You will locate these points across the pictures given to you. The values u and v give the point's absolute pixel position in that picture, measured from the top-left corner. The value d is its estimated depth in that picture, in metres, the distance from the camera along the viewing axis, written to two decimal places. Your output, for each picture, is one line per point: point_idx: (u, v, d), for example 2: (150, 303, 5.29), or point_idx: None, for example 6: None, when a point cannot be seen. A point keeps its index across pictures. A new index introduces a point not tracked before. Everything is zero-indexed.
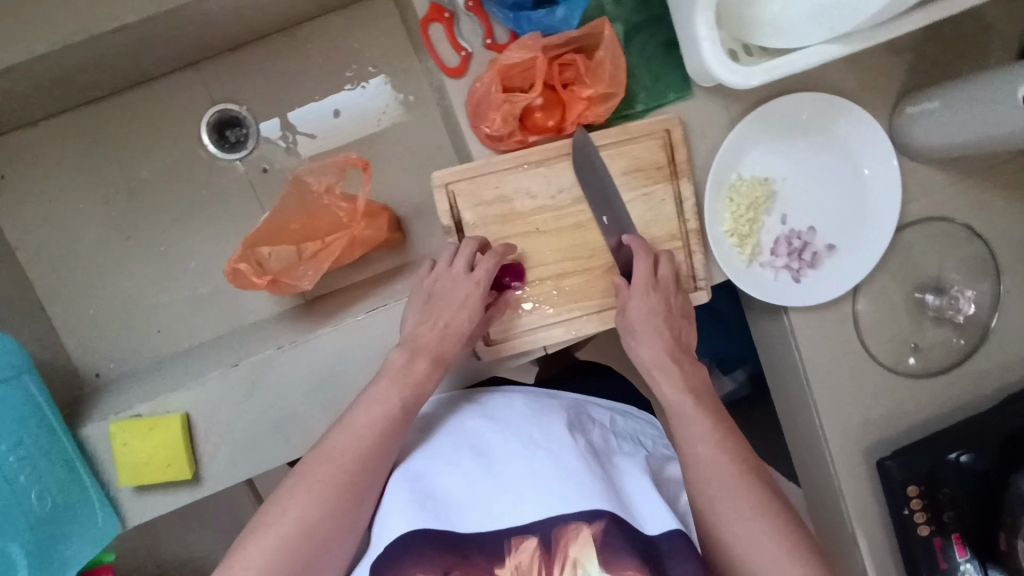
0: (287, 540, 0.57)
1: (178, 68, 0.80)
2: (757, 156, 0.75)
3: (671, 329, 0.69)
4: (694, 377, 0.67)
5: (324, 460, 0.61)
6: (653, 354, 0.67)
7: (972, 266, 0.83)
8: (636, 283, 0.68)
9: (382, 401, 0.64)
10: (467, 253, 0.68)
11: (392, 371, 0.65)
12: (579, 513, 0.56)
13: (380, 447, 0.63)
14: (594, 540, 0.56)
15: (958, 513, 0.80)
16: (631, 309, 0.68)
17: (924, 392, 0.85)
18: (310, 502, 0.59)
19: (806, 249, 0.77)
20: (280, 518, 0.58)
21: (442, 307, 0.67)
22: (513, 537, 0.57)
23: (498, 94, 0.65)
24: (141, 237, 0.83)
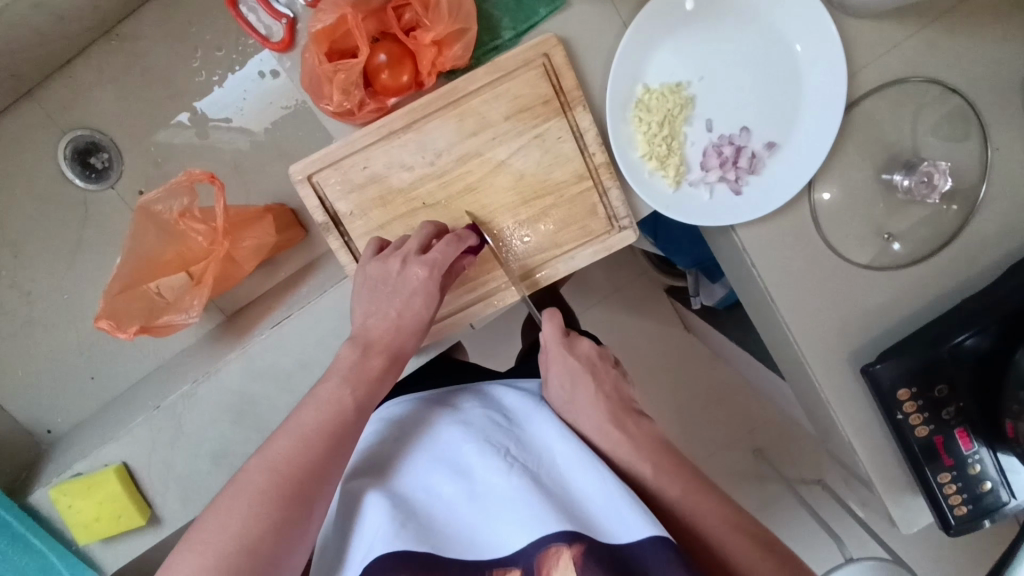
0: (224, 560, 0.44)
1: (20, 100, 0.81)
2: (663, 58, 0.63)
3: (606, 394, 0.62)
4: (646, 438, 0.59)
5: (268, 469, 0.48)
6: (596, 424, 0.60)
7: (950, 126, 0.71)
8: (551, 352, 0.63)
9: (331, 402, 0.53)
10: (425, 235, 0.60)
11: (343, 368, 0.55)
12: (565, 532, 0.48)
13: (334, 450, 0.51)
14: (574, 564, 0.48)
15: (960, 406, 0.70)
16: (553, 383, 0.63)
17: (916, 283, 0.74)
18: (251, 513, 0.46)
19: (741, 154, 0.66)
20: (213, 535, 0.45)
21: (392, 296, 0.58)
22: (495, 570, 0.49)
23: (325, 66, 0.58)
24: (45, 287, 0.85)
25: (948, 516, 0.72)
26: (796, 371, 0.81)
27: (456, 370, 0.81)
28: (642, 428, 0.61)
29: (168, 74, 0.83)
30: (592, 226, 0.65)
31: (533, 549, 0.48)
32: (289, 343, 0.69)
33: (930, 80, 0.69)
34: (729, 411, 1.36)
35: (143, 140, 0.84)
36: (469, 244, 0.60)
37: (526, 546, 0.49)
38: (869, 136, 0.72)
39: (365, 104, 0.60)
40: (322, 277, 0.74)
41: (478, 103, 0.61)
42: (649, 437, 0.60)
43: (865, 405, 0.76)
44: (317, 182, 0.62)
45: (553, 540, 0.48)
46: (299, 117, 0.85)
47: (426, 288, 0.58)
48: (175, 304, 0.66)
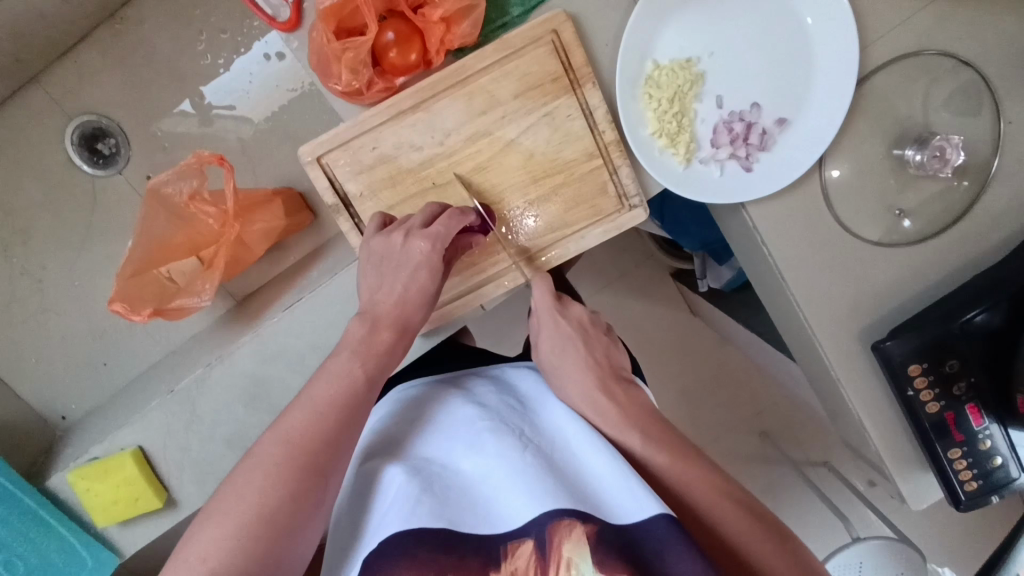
0: (243, 528, 0.44)
1: (25, 85, 0.80)
2: (674, 34, 0.63)
3: (593, 358, 0.63)
4: (634, 406, 0.60)
5: (283, 442, 0.48)
6: (575, 389, 0.61)
7: (962, 100, 0.70)
8: (543, 317, 0.65)
9: (343, 377, 0.53)
10: (430, 211, 0.59)
11: (352, 343, 0.56)
12: (575, 509, 0.48)
13: (348, 425, 0.51)
14: (588, 540, 0.46)
15: (971, 382, 0.70)
16: (543, 347, 0.64)
17: (926, 259, 0.73)
18: (267, 483, 0.46)
19: (752, 131, 0.65)
20: (231, 504, 0.45)
21: (397, 272, 0.58)
22: (508, 543, 0.48)
23: (334, 45, 0.58)
24: (56, 273, 0.85)
25: (958, 491, 0.72)
26: (806, 350, 0.80)
27: (466, 354, 0.81)
28: (630, 394, 0.61)
29: (173, 58, 0.83)
30: (603, 205, 0.65)
31: (545, 520, 0.47)
32: (301, 326, 0.69)
33: (943, 53, 0.68)
34: (736, 392, 1.36)
35: (149, 125, 0.84)
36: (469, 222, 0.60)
37: (540, 515, 0.47)
38: (880, 112, 0.71)
39: (373, 84, 0.60)
40: (331, 260, 0.74)
41: (486, 82, 0.60)
42: (637, 407, 0.60)
43: (875, 382, 0.76)
44: (326, 163, 0.61)
45: (566, 512, 0.47)
46: (305, 101, 0.85)
47: (428, 262, 0.58)
48: (186, 288, 0.66)
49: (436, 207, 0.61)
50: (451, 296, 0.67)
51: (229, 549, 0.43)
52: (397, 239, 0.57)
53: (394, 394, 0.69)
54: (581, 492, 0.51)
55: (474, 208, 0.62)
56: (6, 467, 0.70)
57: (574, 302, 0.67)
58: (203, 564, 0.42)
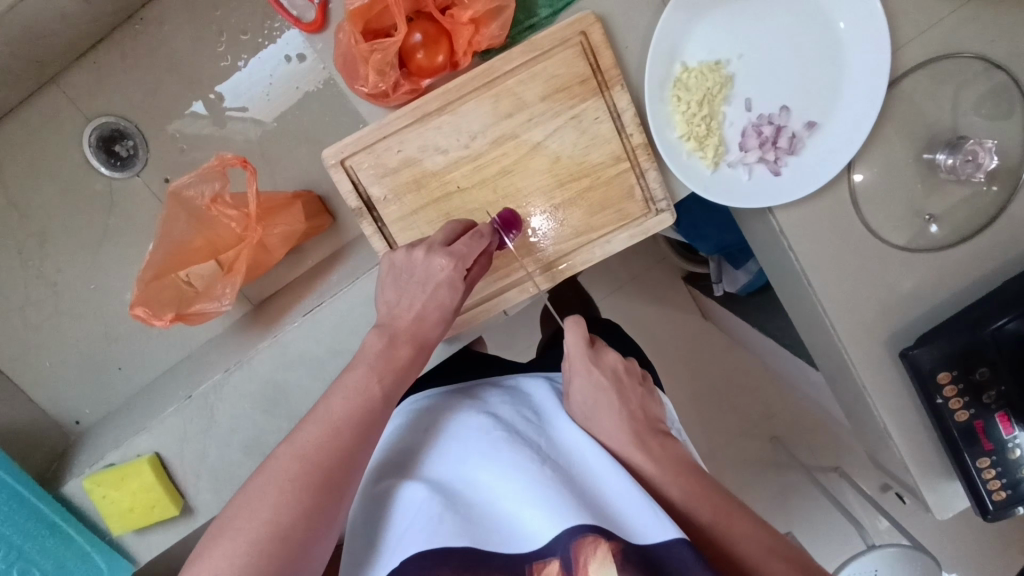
0: (257, 546, 0.43)
1: (42, 85, 0.80)
2: (703, 35, 0.62)
3: (630, 411, 0.60)
4: (671, 459, 0.57)
5: (298, 457, 0.47)
6: (616, 442, 0.58)
7: (994, 103, 0.69)
8: (576, 365, 0.62)
9: (360, 389, 0.52)
10: (454, 228, 0.59)
11: (371, 354, 0.55)
12: (596, 525, 0.47)
13: (362, 441, 0.50)
14: (613, 557, 0.46)
15: (1002, 391, 0.69)
16: (576, 397, 0.61)
17: (955, 265, 0.72)
18: (282, 499, 0.45)
19: (781, 134, 0.64)
20: (246, 521, 0.44)
21: (418, 284, 0.57)
22: (532, 562, 0.47)
23: (361, 46, 0.57)
24: (71, 276, 0.84)
25: (986, 501, 0.71)
26: (830, 357, 0.79)
27: (485, 360, 0.80)
28: (667, 448, 0.58)
29: (191, 60, 0.82)
30: (628, 209, 0.64)
31: (567, 536, 0.46)
32: (321, 330, 0.68)
33: (976, 56, 0.67)
34: (749, 397, 1.35)
35: (166, 126, 0.83)
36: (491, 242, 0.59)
37: (561, 532, 0.46)
38: (911, 115, 0.70)
39: (399, 85, 0.60)
40: (351, 264, 0.73)
41: (514, 84, 0.59)
42: (674, 461, 0.57)
43: (900, 389, 0.75)
44: (350, 166, 0.60)
45: (589, 529, 0.46)
46: (323, 102, 0.84)
47: (449, 280, 0.57)
48: (205, 293, 0.66)
49: (461, 224, 0.60)
50: (473, 304, 0.66)
51: (242, 567, 0.42)
52: (419, 255, 0.56)
53: (406, 404, 0.68)
54: (599, 507, 0.50)
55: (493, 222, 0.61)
56: (22, 473, 0.69)
57: (611, 356, 0.63)
58: None
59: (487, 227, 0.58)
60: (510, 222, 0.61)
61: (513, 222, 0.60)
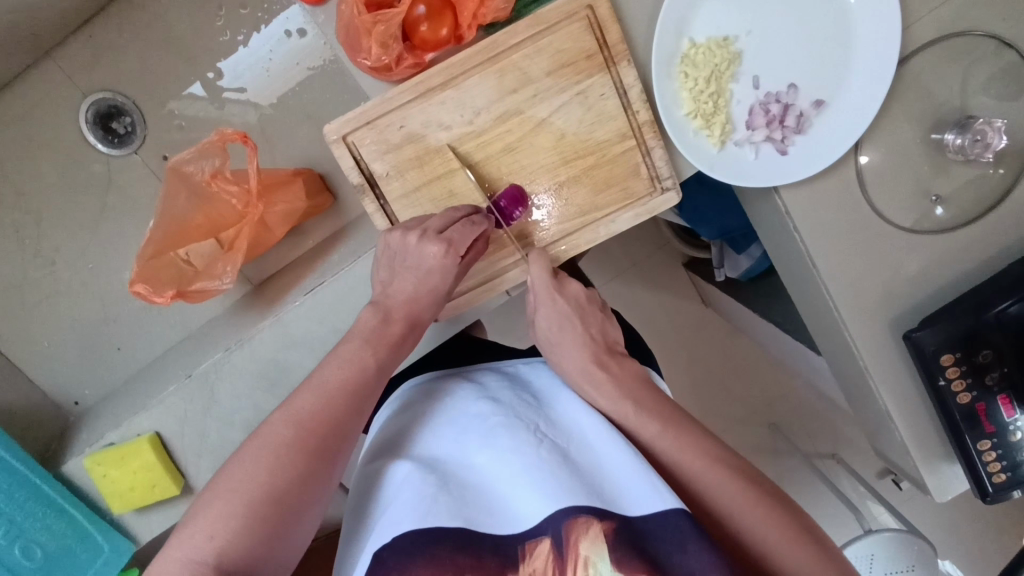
0: (251, 507, 0.45)
1: (38, 59, 0.78)
2: (711, 11, 0.61)
3: (589, 334, 0.62)
4: (628, 376, 0.59)
5: (291, 422, 0.48)
6: (576, 367, 0.59)
7: (1003, 83, 0.68)
8: (540, 294, 0.62)
9: (355, 361, 0.52)
10: (450, 216, 0.57)
11: (365, 332, 0.55)
12: (592, 507, 0.46)
13: (355, 411, 0.51)
14: (606, 537, 0.45)
15: (1004, 372, 0.69)
16: (541, 324, 0.62)
17: (960, 247, 0.72)
18: (276, 463, 0.46)
19: (788, 113, 0.64)
20: (239, 483, 0.45)
21: (412, 269, 0.57)
22: (528, 541, 0.46)
23: (364, 17, 0.56)
24: (68, 255, 0.83)
25: (986, 483, 0.71)
26: (833, 340, 0.79)
27: (488, 345, 0.79)
28: (624, 367, 0.61)
29: (191, 36, 0.81)
30: (633, 187, 0.63)
31: (561, 516, 0.45)
32: (322, 310, 0.67)
33: (987, 35, 0.66)
34: (749, 384, 1.35)
35: (165, 104, 0.82)
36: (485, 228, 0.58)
37: (554, 514, 0.46)
38: (920, 93, 0.69)
39: (402, 59, 0.59)
40: (352, 244, 0.72)
41: (519, 58, 0.58)
42: (629, 377, 0.59)
43: (903, 372, 0.75)
44: (352, 142, 0.60)
45: (581, 509, 0.46)
46: (324, 80, 0.83)
47: (442, 266, 0.56)
48: (207, 271, 0.65)
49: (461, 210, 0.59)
50: (470, 287, 0.65)
51: (236, 527, 0.44)
52: (411, 242, 0.55)
53: (402, 391, 0.68)
54: (596, 487, 0.49)
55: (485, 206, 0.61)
56: (23, 452, 0.68)
57: (576, 284, 0.64)
58: (209, 537, 0.43)
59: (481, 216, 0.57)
60: (514, 199, 0.60)
61: (518, 199, 0.60)
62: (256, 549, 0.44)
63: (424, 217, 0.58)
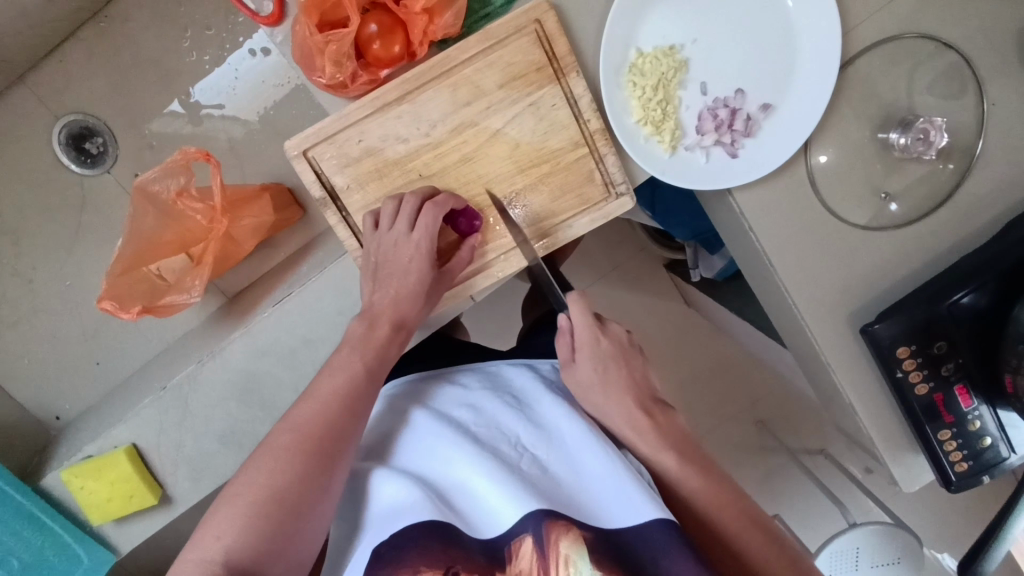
0: (254, 508, 0.48)
1: (11, 84, 0.80)
2: (656, 22, 0.63)
3: (633, 379, 0.62)
4: (671, 428, 0.60)
5: (291, 429, 0.52)
6: (614, 412, 0.60)
7: (945, 83, 0.70)
8: (582, 335, 0.61)
9: (345, 368, 0.57)
10: (407, 211, 0.60)
11: (351, 339, 0.59)
12: (567, 514, 0.49)
13: (352, 413, 0.55)
14: (583, 540, 0.48)
15: (960, 363, 0.71)
16: (580, 368, 0.62)
17: (913, 243, 0.73)
18: (278, 467, 0.50)
19: (736, 117, 0.66)
20: (243, 488, 0.49)
21: (391, 275, 0.61)
22: (512, 543, 0.49)
23: (316, 37, 0.58)
24: (45, 273, 0.85)
25: (949, 472, 0.73)
26: (796, 336, 0.81)
27: (460, 347, 0.81)
28: (667, 418, 0.61)
29: (160, 58, 0.83)
30: (590, 193, 0.65)
31: (541, 517, 0.48)
32: (292, 321, 0.69)
33: (923, 36, 0.68)
34: (729, 381, 1.37)
35: (137, 123, 0.84)
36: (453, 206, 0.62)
37: (533, 515, 0.48)
38: (865, 95, 0.71)
39: (358, 76, 0.61)
40: (321, 254, 0.74)
41: (471, 72, 0.60)
42: (673, 432, 0.60)
43: (864, 366, 0.76)
44: (313, 157, 0.61)
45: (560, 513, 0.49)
46: (291, 97, 0.85)
47: (419, 268, 0.61)
48: (176, 286, 0.67)
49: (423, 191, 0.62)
50: None
51: (242, 526, 0.47)
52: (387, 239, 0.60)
53: (386, 387, 0.69)
54: (575, 497, 0.52)
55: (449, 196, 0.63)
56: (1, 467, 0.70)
57: (618, 328, 0.64)
58: (219, 539, 0.47)
59: (447, 198, 0.61)
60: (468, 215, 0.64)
61: (478, 214, 0.64)
62: (264, 547, 0.47)
63: (393, 207, 0.61)
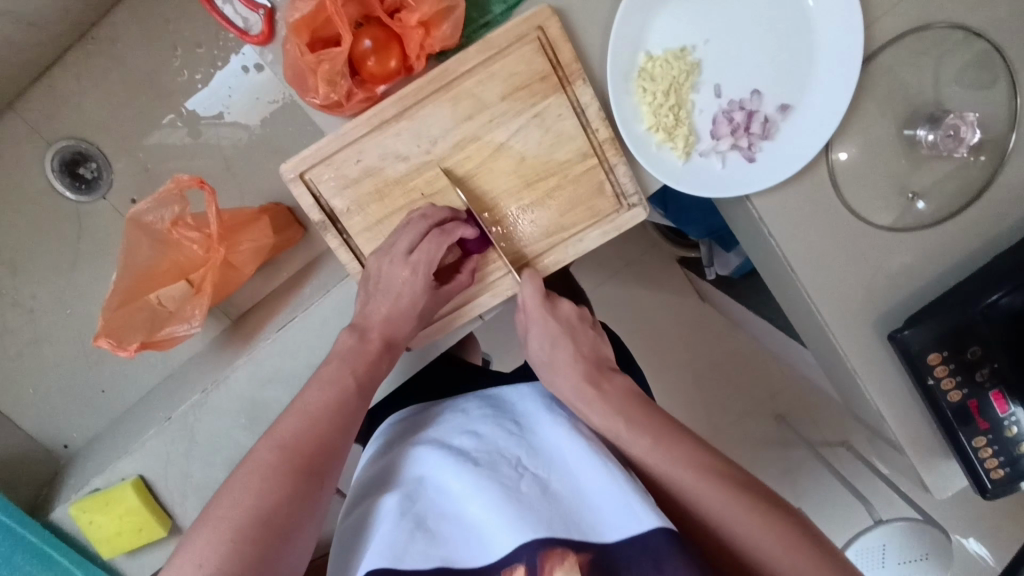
0: (240, 531, 0.45)
1: (0, 112, 0.79)
2: (666, 22, 0.59)
3: (583, 355, 0.60)
4: (619, 391, 0.57)
5: (277, 447, 0.50)
6: (567, 383, 0.58)
7: (974, 73, 0.66)
8: (530, 312, 0.62)
9: (335, 381, 0.55)
10: (416, 231, 0.58)
11: (341, 352, 0.57)
12: (567, 538, 0.46)
13: (340, 429, 0.53)
14: (580, 569, 0.45)
15: (995, 367, 0.67)
16: (532, 345, 0.62)
17: (942, 242, 0.70)
18: (265, 487, 0.47)
19: (752, 120, 0.62)
20: (227, 510, 0.46)
21: (385, 293, 0.59)
22: (502, 570, 0.46)
23: (308, 57, 0.55)
24: (45, 302, 0.84)
25: (984, 480, 0.69)
26: (818, 342, 0.77)
27: (468, 364, 0.79)
28: (615, 383, 0.58)
29: (151, 77, 0.81)
30: (599, 206, 0.62)
31: (537, 547, 0.45)
32: (296, 346, 0.67)
33: (952, 25, 0.65)
34: (746, 379, 1.34)
35: (131, 144, 0.83)
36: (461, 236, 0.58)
37: (527, 541, 0.45)
38: (888, 89, 0.67)
39: (353, 94, 0.58)
40: (323, 276, 0.72)
41: (472, 85, 0.57)
42: (621, 392, 0.57)
43: (892, 371, 0.73)
44: (311, 179, 0.59)
45: (558, 540, 0.46)
46: (287, 112, 0.83)
47: (412, 291, 0.58)
48: (177, 315, 0.65)
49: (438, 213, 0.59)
50: (445, 311, 0.65)
51: (227, 552, 0.44)
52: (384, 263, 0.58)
53: (388, 421, 0.67)
54: (573, 516, 0.48)
55: (461, 211, 0.60)
56: (8, 504, 0.69)
57: (568, 306, 0.63)
58: (201, 566, 0.43)
59: (456, 226, 0.58)
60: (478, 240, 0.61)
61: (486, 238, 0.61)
62: (248, 574, 0.44)
63: (399, 229, 0.59)
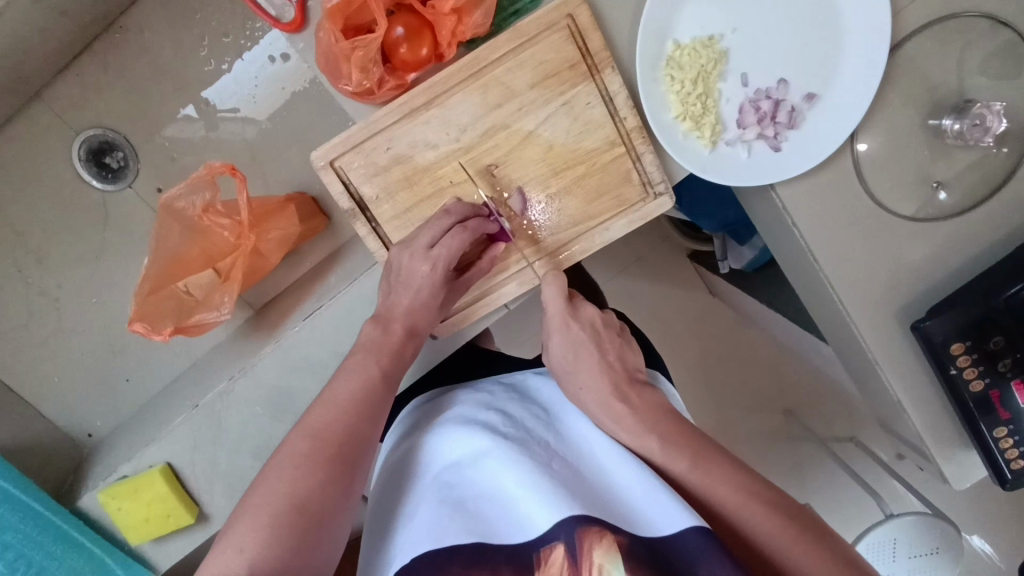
0: (277, 517, 0.46)
1: (28, 101, 0.79)
2: (694, 10, 0.59)
3: (608, 362, 0.59)
4: (649, 406, 0.56)
5: (308, 435, 0.50)
6: (596, 398, 0.56)
7: (1000, 63, 0.67)
8: (554, 320, 0.61)
9: (362, 371, 0.55)
10: (439, 227, 0.58)
11: (367, 342, 0.57)
12: (602, 518, 0.45)
13: (369, 419, 0.53)
14: (619, 547, 0.44)
15: (1018, 357, 0.67)
16: (554, 351, 0.61)
17: (966, 232, 0.70)
18: (298, 474, 0.48)
19: (779, 109, 0.62)
20: (264, 497, 0.47)
21: (405, 287, 0.59)
22: (541, 549, 0.45)
23: (343, 44, 0.56)
24: (71, 289, 0.85)
25: (1004, 470, 0.69)
26: (839, 333, 0.78)
27: (488, 355, 0.79)
28: (645, 398, 0.57)
29: (176, 67, 0.82)
30: (626, 195, 0.63)
31: (572, 523, 0.44)
32: (322, 334, 0.68)
33: (981, 14, 0.65)
34: (759, 373, 1.34)
35: (156, 135, 0.83)
36: (479, 230, 0.58)
37: (565, 519, 0.44)
38: (914, 78, 0.67)
39: (384, 82, 0.58)
40: (348, 264, 0.73)
41: (502, 72, 0.58)
42: (653, 409, 0.56)
43: (912, 361, 0.73)
44: (340, 167, 0.59)
45: (593, 518, 0.44)
46: (311, 103, 0.84)
47: (432, 284, 0.58)
48: (205, 302, 0.66)
49: (452, 212, 0.58)
50: (466, 303, 0.65)
51: (265, 539, 0.45)
52: (402, 259, 0.58)
53: (406, 412, 0.68)
54: (606, 501, 0.48)
55: (482, 206, 0.60)
56: (38, 489, 0.70)
57: (592, 310, 0.62)
58: (240, 553, 0.44)
59: (477, 221, 0.58)
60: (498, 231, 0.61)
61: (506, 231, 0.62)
62: (286, 560, 0.44)
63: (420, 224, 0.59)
